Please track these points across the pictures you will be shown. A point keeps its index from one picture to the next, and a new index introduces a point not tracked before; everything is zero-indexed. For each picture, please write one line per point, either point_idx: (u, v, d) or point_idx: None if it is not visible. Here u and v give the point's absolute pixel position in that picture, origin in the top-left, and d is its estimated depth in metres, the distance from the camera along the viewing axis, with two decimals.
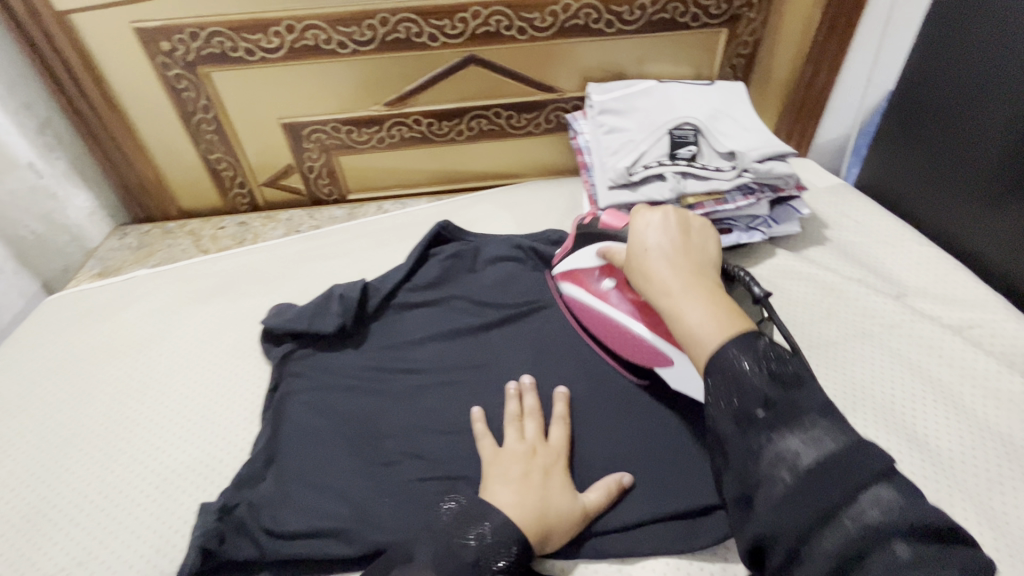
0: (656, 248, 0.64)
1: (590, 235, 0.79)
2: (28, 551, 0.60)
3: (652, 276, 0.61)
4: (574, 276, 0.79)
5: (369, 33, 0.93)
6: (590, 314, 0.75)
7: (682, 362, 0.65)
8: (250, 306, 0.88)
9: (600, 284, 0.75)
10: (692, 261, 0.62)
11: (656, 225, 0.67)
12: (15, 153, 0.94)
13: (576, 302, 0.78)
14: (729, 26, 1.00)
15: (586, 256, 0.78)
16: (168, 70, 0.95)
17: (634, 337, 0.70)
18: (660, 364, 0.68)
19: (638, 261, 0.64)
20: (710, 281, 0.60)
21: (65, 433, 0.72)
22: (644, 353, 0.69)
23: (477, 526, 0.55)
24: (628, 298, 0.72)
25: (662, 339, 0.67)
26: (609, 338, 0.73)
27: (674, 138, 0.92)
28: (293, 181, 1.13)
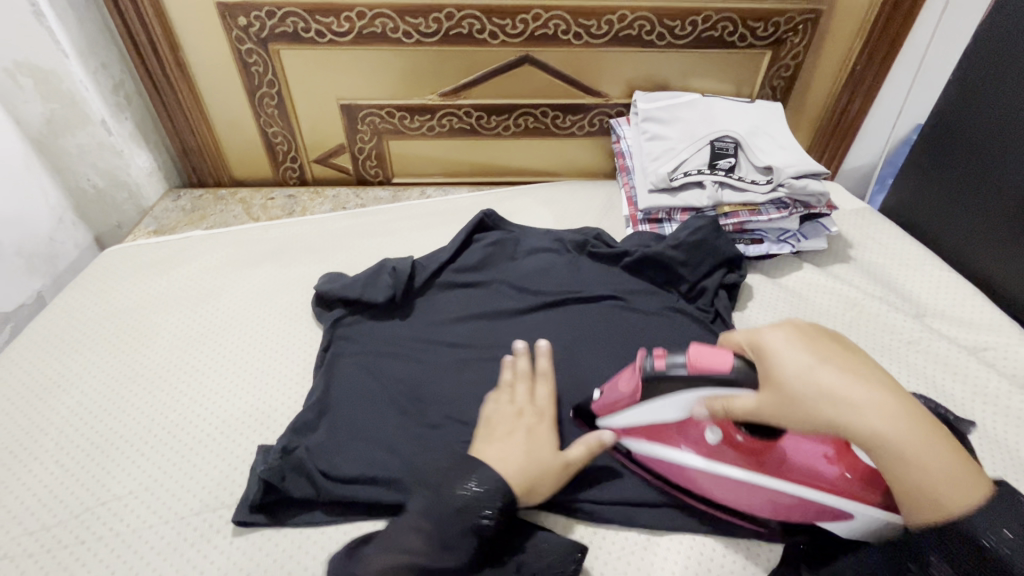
0: (827, 372, 0.49)
1: (672, 382, 0.57)
2: (95, 475, 0.63)
3: (854, 413, 0.47)
4: (655, 432, 0.63)
5: (435, 26, 0.99)
6: (693, 474, 0.61)
7: (858, 514, 0.54)
8: (302, 273, 0.93)
9: (690, 439, 0.61)
10: (875, 377, 0.50)
11: (800, 342, 0.51)
12: (90, 110, 0.99)
13: (669, 463, 0.63)
14: (773, 49, 1.05)
15: (661, 411, 0.60)
16: (241, 44, 1.00)
17: (778, 495, 0.57)
18: (832, 520, 0.56)
19: (819, 395, 0.48)
20: (905, 401, 0.49)
21: (127, 371, 0.75)
22: (800, 509, 0.57)
23: (462, 474, 0.57)
24: (738, 450, 0.58)
25: (818, 494, 0.55)
26: (739, 497, 0.60)
27: (715, 150, 0.96)
28: (342, 161, 1.18)
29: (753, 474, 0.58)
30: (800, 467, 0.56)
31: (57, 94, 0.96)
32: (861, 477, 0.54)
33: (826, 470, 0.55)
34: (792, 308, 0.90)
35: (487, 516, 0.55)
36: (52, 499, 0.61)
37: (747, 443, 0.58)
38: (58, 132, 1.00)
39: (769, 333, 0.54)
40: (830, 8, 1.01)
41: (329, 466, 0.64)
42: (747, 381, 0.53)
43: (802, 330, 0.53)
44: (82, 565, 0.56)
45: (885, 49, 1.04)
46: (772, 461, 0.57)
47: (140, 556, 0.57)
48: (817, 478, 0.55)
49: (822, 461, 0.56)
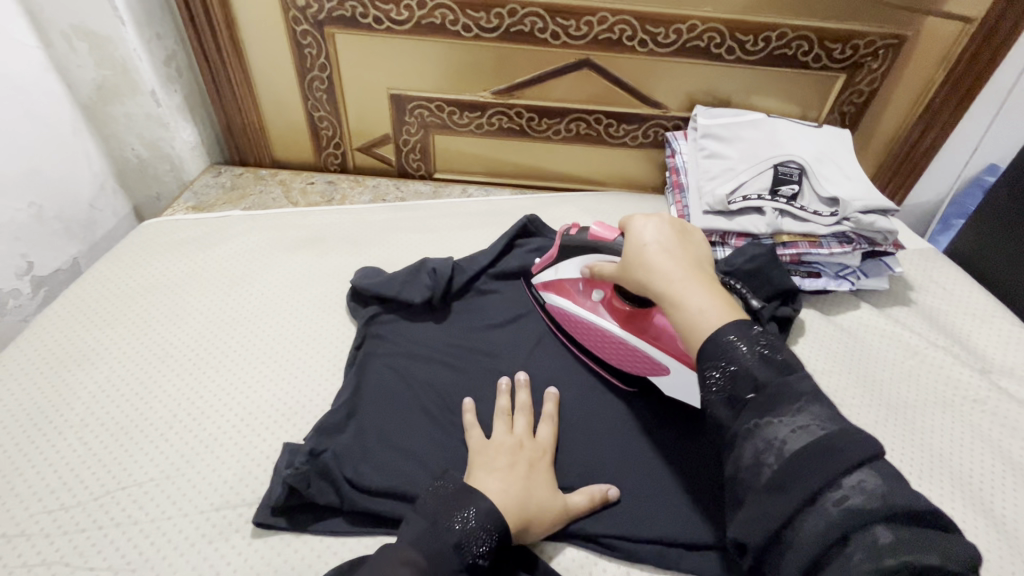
0: (652, 243, 0.64)
1: (576, 247, 0.75)
2: (117, 456, 0.62)
3: (652, 268, 0.61)
4: (559, 287, 0.78)
5: (495, 21, 0.95)
6: (579, 325, 0.75)
7: (678, 369, 0.68)
8: (338, 265, 0.90)
9: (586, 295, 0.76)
10: (689, 256, 0.63)
11: (653, 225, 0.66)
12: (140, 80, 0.97)
13: (562, 312, 0.77)
14: (849, 73, 1.00)
15: (566, 267, 0.77)
16: (297, 25, 0.98)
17: (628, 346, 0.71)
18: (656, 374, 0.70)
19: (636, 254, 0.64)
20: (705, 273, 0.61)
21: (158, 349, 0.74)
22: (640, 362, 0.71)
23: (460, 506, 0.54)
24: (617, 311, 0.73)
25: (659, 351, 0.69)
26: (607, 351, 0.73)
27: (778, 175, 0.91)
28: (385, 151, 1.16)
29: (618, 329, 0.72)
30: (659, 333, 0.70)
31: (110, 61, 0.95)
32: None
33: (674, 340, 0.69)
34: (847, 350, 0.85)
35: (480, 556, 0.52)
36: (73, 478, 0.60)
37: (622, 305, 0.73)
38: (108, 99, 0.99)
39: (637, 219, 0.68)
40: (915, 34, 0.94)
41: (356, 474, 0.61)
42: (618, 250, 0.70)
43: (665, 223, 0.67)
44: (97, 552, 0.55)
45: (969, 82, 0.97)
46: (638, 323, 0.72)
47: (156, 549, 0.55)
48: (667, 342, 0.69)
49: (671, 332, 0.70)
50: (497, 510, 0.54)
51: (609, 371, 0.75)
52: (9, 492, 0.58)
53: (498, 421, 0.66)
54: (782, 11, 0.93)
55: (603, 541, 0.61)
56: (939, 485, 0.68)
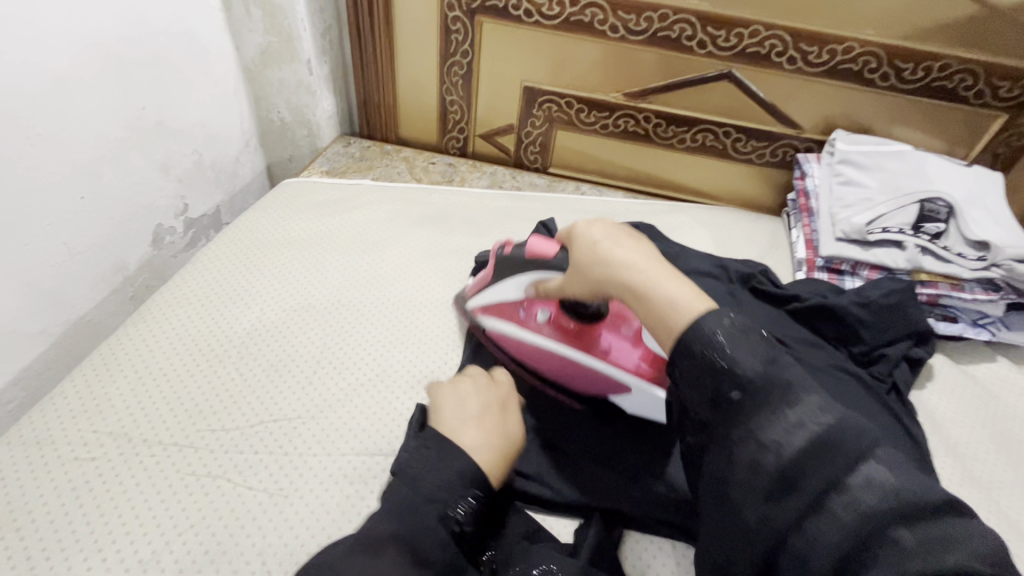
0: (602, 237, 0.54)
1: (512, 264, 0.70)
2: (268, 391, 0.67)
3: (606, 263, 0.52)
4: (501, 310, 0.73)
5: (644, 25, 0.96)
6: (531, 351, 0.71)
7: (638, 388, 0.65)
8: (461, 244, 0.93)
9: (531, 317, 0.70)
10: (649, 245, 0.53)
11: (594, 221, 0.56)
12: (300, 49, 1.04)
13: (507, 337, 0.73)
14: (1012, 113, 0.94)
15: (506, 289, 0.71)
16: (449, 11, 1.02)
17: (587, 371, 0.67)
18: (619, 393, 0.67)
19: (588, 256, 0.54)
20: (654, 250, 0.53)
21: (300, 300, 0.79)
22: (596, 381, 0.68)
23: (440, 470, 0.52)
24: (565, 329, 0.69)
25: (618, 372, 0.66)
26: (564, 374, 0.70)
27: (923, 210, 0.87)
28: (506, 141, 1.19)
29: (572, 349, 0.68)
30: (612, 352, 0.67)
31: (278, 28, 1.01)
32: (651, 360, 0.66)
33: (632, 359, 0.67)
34: (981, 403, 0.80)
35: (466, 522, 0.51)
36: (231, 404, 0.65)
37: (571, 326, 0.68)
38: (267, 63, 1.07)
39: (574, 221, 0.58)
40: None
41: None
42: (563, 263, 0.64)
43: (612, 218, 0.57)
44: (254, 474, 0.59)
45: None
46: (588, 341, 0.68)
47: (305, 480, 0.60)
48: (626, 361, 0.67)
49: (627, 352, 0.67)
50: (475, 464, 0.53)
51: (562, 390, 0.72)
52: (177, 407, 0.64)
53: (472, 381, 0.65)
54: (949, 41, 0.89)
55: None
56: None
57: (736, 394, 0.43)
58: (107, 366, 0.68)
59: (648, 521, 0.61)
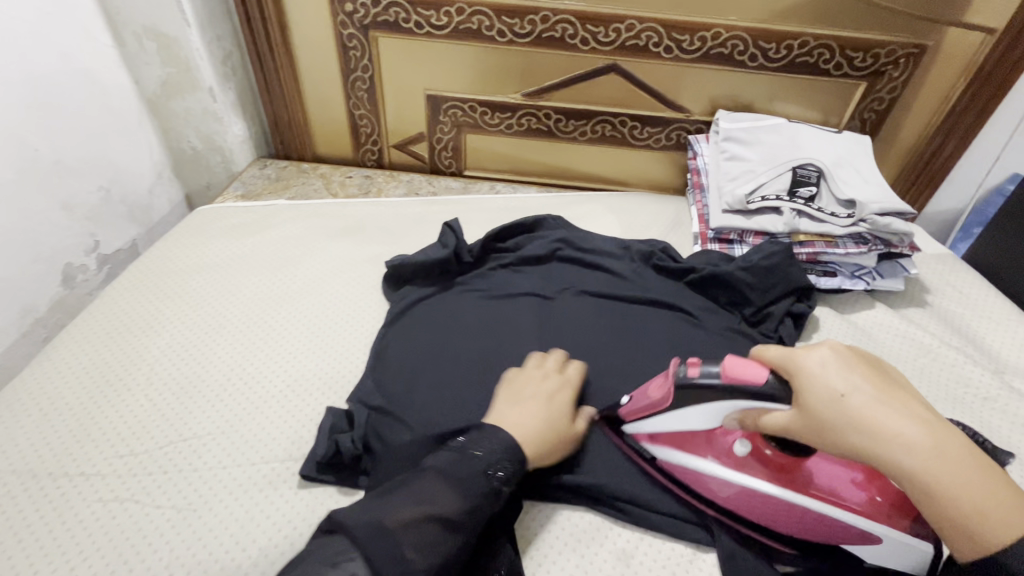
0: (855, 392, 0.49)
1: (707, 395, 0.58)
2: (179, 413, 0.69)
3: (869, 431, 0.47)
4: (682, 441, 0.63)
5: (529, 27, 1.01)
6: (724, 489, 0.61)
7: (888, 536, 0.55)
8: (374, 252, 0.96)
9: (726, 449, 0.62)
10: (910, 395, 0.50)
11: (834, 362, 0.51)
12: (200, 77, 1.06)
13: (689, 471, 0.63)
14: (870, 81, 1.03)
15: (695, 419, 0.61)
16: (343, 29, 1.05)
17: (810, 515, 0.58)
18: (855, 541, 0.57)
19: (839, 416, 0.48)
20: (924, 411, 0.48)
21: (212, 323, 0.81)
22: (825, 527, 0.58)
23: (483, 439, 0.59)
24: (772, 463, 0.60)
25: (850, 515, 0.56)
26: (770, 515, 0.60)
27: (796, 177, 0.95)
28: (419, 149, 1.23)
29: (784, 490, 0.58)
30: (835, 488, 0.58)
31: (174, 59, 1.03)
32: (890, 501, 0.57)
33: (855, 491, 0.58)
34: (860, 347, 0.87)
35: (504, 482, 0.57)
36: (141, 430, 0.67)
37: (778, 458, 0.60)
38: (170, 95, 1.08)
39: (796, 351, 0.53)
40: (937, 43, 0.97)
41: None
42: (784, 398, 0.53)
43: (841, 350, 0.52)
44: (162, 492, 0.61)
45: (989, 92, 0.99)
46: (802, 481, 0.59)
47: (213, 493, 0.62)
48: (854, 498, 0.57)
49: (848, 486, 0.58)
50: (513, 440, 0.59)
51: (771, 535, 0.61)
52: (86, 438, 0.66)
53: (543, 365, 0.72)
54: (804, 21, 0.97)
55: (617, 506, 0.64)
56: None
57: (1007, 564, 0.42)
58: (14, 407, 0.68)
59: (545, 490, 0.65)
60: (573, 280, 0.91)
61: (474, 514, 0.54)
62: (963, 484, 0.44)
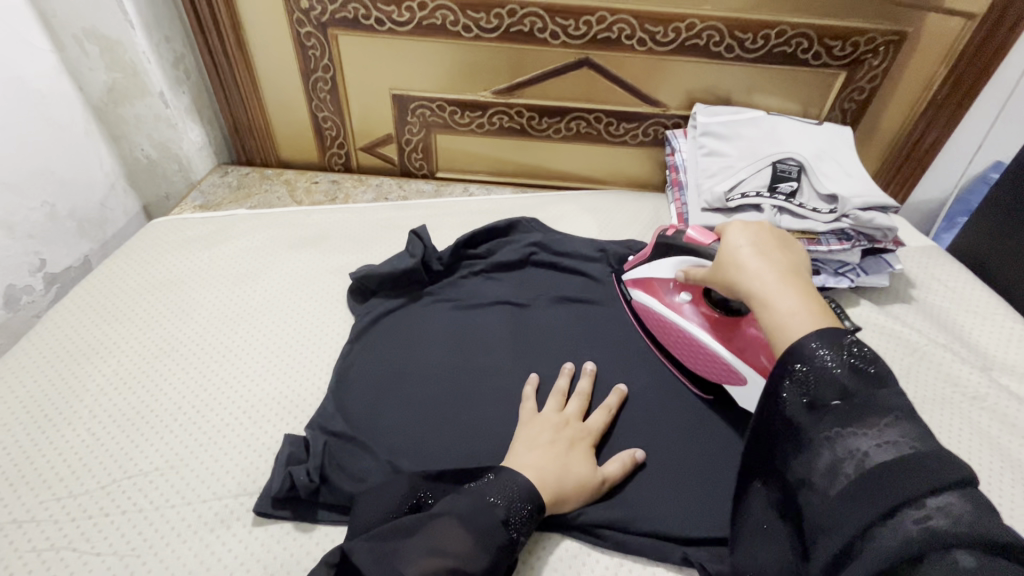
0: (747, 247, 0.57)
1: (674, 248, 0.75)
2: (125, 446, 0.64)
3: (742, 267, 0.55)
4: (648, 284, 0.77)
5: (496, 22, 0.96)
6: (660, 324, 0.75)
7: (753, 381, 0.65)
8: (339, 262, 0.91)
9: (673, 296, 0.74)
10: (792, 261, 0.56)
11: (743, 227, 0.60)
12: (149, 81, 1.00)
13: (644, 307, 0.77)
14: (850, 70, 0.99)
15: (663, 265, 0.75)
16: (300, 27, 1.00)
17: (709, 354, 0.69)
18: (734, 384, 0.68)
19: (729, 257, 0.58)
20: (802, 276, 0.54)
21: (165, 344, 0.76)
22: (717, 368, 0.69)
23: (507, 488, 0.56)
24: (703, 315, 0.71)
25: (734, 359, 0.67)
26: (683, 351, 0.73)
27: (776, 172, 0.91)
28: (388, 151, 1.18)
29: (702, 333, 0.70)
30: (746, 345, 0.67)
31: (120, 63, 0.97)
32: None
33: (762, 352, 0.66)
34: None
35: (521, 531, 0.55)
36: (83, 467, 0.62)
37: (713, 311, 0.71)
38: (117, 101, 1.02)
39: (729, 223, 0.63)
40: (918, 29, 0.94)
41: (345, 468, 0.62)
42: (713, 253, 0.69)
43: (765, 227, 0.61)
44: (104, 538, 0.57)
45: (970, 79, 0.97)
46: (722, 331, 0.69)
47: (160, 537, 0.57)
48: (748, 351, 0.66)
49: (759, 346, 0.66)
50: (532, 485, 0.57)
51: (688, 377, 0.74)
52: (21, 481, 0.60)
53: (560, 399, 0.69)
54: (780, 9, 0.93)
55: (595, 531, 0.61)
56: None
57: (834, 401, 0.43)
58: None
59: None
60: (549, 286, 0.87)
61: (492, 569, 0.52)
62: (794, 318, 0.49)
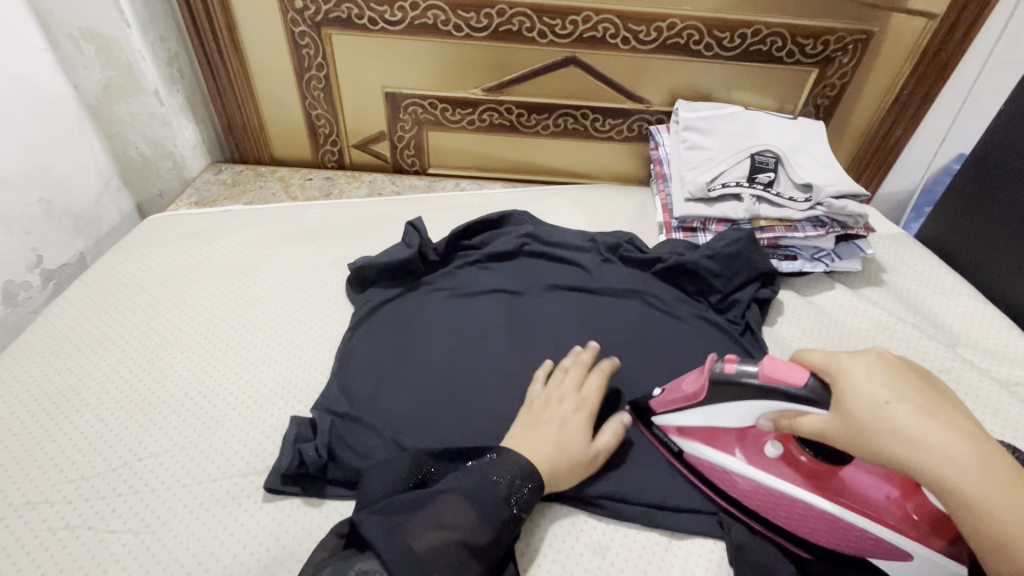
0: (897, 404, 0.49)
1: (742, 391, 0.57)
2: (133, 432, 0.65)
3: (910, 440, 0.47)
4: (712, 437, 0.64)
5: (485, 21, 1.00)
6: (751, 490, 0.62)
7: (918, 554, 0.54)
8: (337, 255, 0.94)
9: (756, 451, 0.62)
10: (951, 411, 0.49)
11: (875, 370, 0.51)
12: (145, 80, 1.01)
13: (719, 469, 0.63)
14: (821, 67, 1.05)
15: (730, 417, 0.61)
16: (295, 26, 1.02)
17: (840, 526, 0.57)
18: (886, 556, 0.56)
19: (880, 424, 0.48)
20: (967, 424, 0.49)
21: (167, 336, 0.77)
22: (855, 540, 0.57)
23: (509, 467, 0.59)
24: (806, 470, 0.60)
25: (884, 529, 0.55)
26: (803, 525, 0.60)
27: (754, 163, 0.96)
28: (381, 148, 1.20)
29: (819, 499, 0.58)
30: (866, 497, 0.57)
31: (116, 62, 0.98)
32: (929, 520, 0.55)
33: (894, 505, 0.56)
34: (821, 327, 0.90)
35: (523, 506, 0.58)
36: (93, 452, 0.63)
37: (812, 464, 0.59)
38: (112, 99, 1.03)
39: (842, 355, 0.53)
40: (883, 28, 1.00)
41: (350, 446, 0.65)
42: (820, 401, 0.53)
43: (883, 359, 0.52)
44: (118, 516, 0.58)
45: (933, 75, 1.03)
46: (835, 488, 0.58)
47: (173, 513, 0.59)
48: (884, 512, 0.56)
49: (885, 497, 0.56)
50: (531, 463, 0.60)
51: (800, 544, 0.61)
52: (31, 465, 0.62)
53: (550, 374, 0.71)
54: (755, 10, 0.98)
55: (592, 500, 0.64)
56: None
57: None
58: None
59: None
60: (541, 274, 0.91)
61: (496, 541, 0.55)
62: (1018, 506, 0.45)
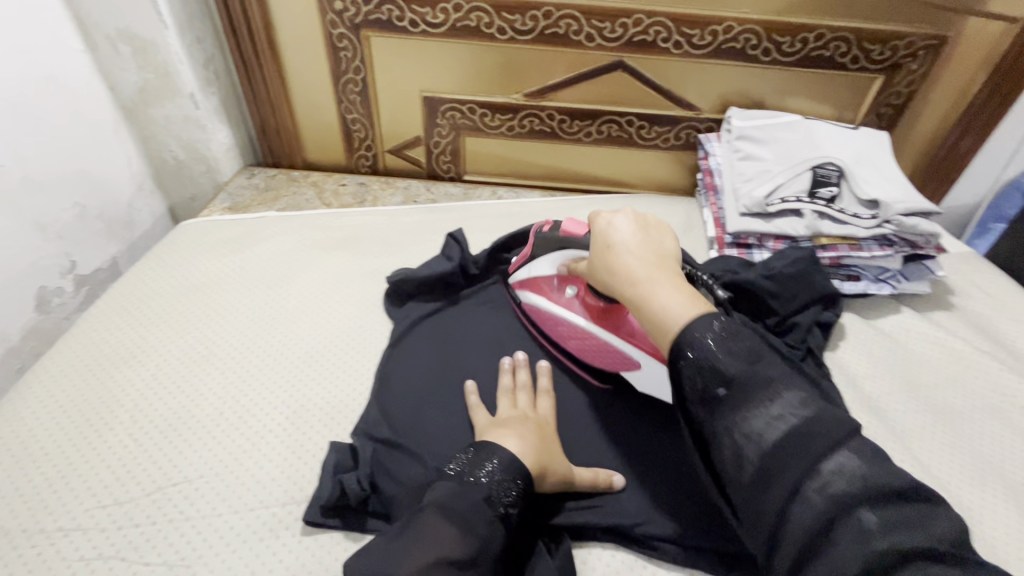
0: (622, 245, 0.60)
1: (551, 244, 0.74)
2: (167, 453, 0.63)
3: (621, 269, 0.59)
4: (535, 285, 0.78)
5: (530, 23, 0.95)
6: (551, 323, 0.76)
7: (648, 363, 0.68)
8: (373, 266, 0.90)
9: (561, 292, 0.76)
10: (661, 248, 0.61)
11: (622, 223, 0.62)
12: (181, 82, 0.99)
13: (537, 310, 0.77)
14: (887, 74, 0.98)
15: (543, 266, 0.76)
16: (333, 28, 0.99)
17: (604, 344, 0.71)
18: (629, 368, 0.71)
19: (605, 261, 0.61)
20: (668, 265, 0.58)
21: (201, 349, 0.75)
22: (611, 358, 0.71)
23: (481, 464, 0.55)
24: (591, 308, 0.73)
25: (633, 348, 0.69)
26: (581, 346, 0.73)
27: (816, 176, 0.90)
28: (416, 153, 1.17)
29: (593, 326, 0.72)
30: (634, 332, 0.71)
31: (152, 63, 0.96)
32: None
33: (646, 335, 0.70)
34: (889, 354, 0.83)
35: (511, 504, 0.53)
36: (127, 474, 0.61)
37: (594, 302, 0.72)
38: (147, 101, 1.01)
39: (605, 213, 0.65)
40: (957, 33, 0.93)
41: (394, 476, 0.61)
42: None
43: (635, 215, 0.63)
44: (152, 548, 0.56)
45: (1009, 85, 0.96)
46: (610, 321, 0.72)
47: (209, 545, 0.56)
48: (640, 338, 0.70)
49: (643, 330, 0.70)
50: (515, 459, 0.56)
51: (581, 366, 0.74)
52: (63, 487, 0.60)
53: None
54: (819, 13, 0.92)
55: (653, 544, 0.59)
56: (993, 496, 0.67)
57: (721, 390, 0.49)
58: None
59: (579, 529, 0.60)
60: None
61: (485, 547, 0.50)
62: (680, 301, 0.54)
